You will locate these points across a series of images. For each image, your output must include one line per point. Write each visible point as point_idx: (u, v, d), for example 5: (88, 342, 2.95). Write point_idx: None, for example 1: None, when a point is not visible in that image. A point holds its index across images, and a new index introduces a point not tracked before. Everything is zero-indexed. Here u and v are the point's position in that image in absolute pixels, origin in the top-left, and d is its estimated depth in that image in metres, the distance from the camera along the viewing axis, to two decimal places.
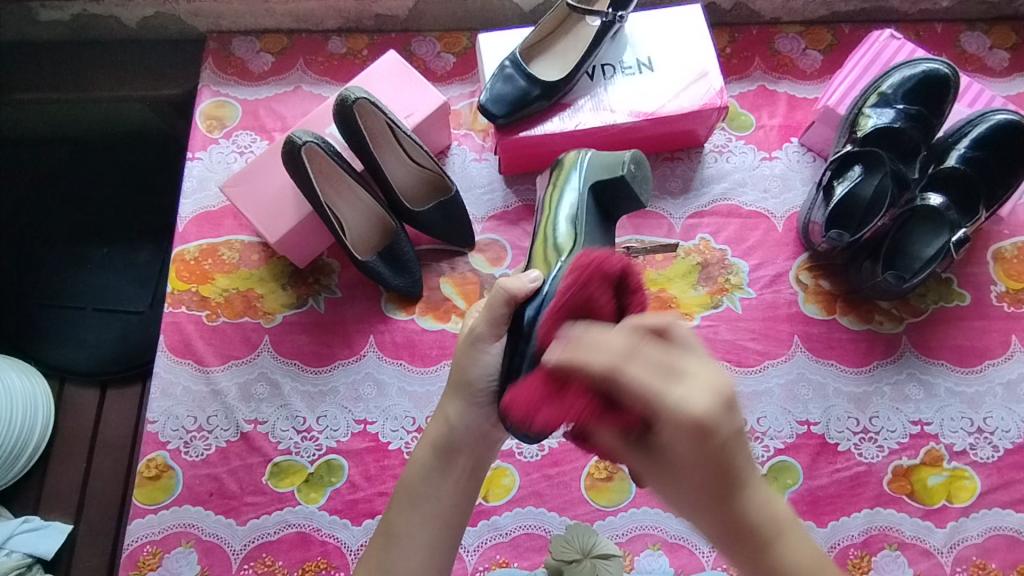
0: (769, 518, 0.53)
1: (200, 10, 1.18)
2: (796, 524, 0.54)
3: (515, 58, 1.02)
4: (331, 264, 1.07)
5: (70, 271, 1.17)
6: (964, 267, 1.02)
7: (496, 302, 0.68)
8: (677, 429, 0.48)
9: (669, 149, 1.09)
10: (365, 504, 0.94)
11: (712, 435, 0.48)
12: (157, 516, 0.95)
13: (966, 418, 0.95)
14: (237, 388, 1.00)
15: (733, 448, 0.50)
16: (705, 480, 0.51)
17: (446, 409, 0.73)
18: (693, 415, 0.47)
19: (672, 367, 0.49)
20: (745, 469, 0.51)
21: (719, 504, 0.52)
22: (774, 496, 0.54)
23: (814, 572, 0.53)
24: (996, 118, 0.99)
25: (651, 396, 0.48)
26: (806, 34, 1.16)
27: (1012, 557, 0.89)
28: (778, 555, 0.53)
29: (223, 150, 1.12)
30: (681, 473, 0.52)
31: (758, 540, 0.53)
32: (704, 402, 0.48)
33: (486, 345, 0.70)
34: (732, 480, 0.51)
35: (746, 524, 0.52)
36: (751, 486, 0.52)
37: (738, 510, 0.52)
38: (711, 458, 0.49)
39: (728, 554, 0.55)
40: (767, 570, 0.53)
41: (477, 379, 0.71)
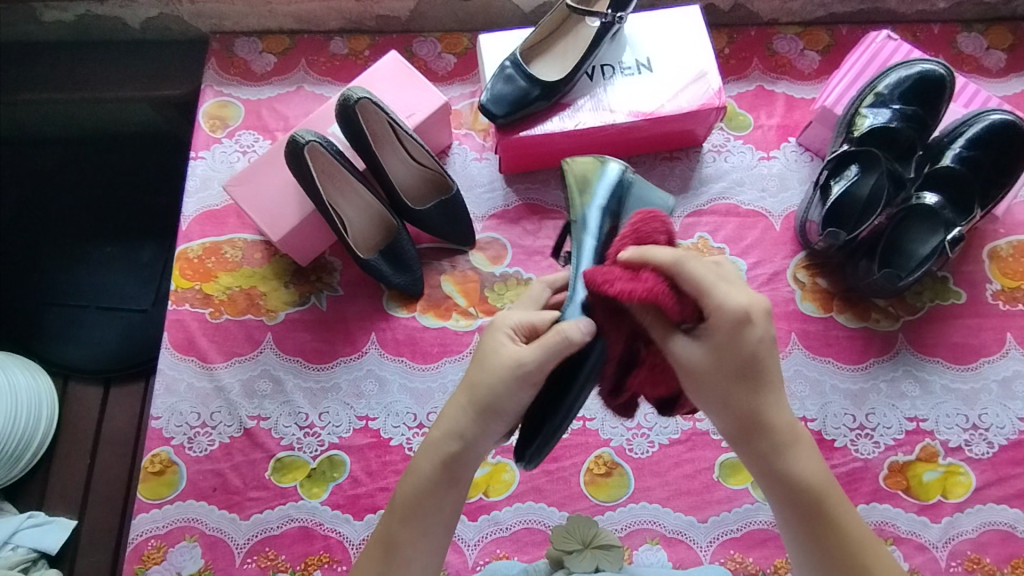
0: (786, 425, 0.63)
1: (204, 11, 1.19)
2: (810, 444, 0.64)
3: (515, 59, 1.03)
4: (333, 262, 1.08)
5: (74, 269, 1.19)
6: (960, 265, 1.03)
7: (553, 349, 0.62)
8: (720, 321, 0.59)
9: (667, 149, 1.10)
10: (367, 499, 0.95)
11: (752, 328, 0.59)
12: (162, 511, 0.96)
13: (962, 414, 0.96)
14: (240, 384, 1.01)
15: (767, 349, 0.60)
16: (736, 373, 0.61)
17: (459, 423, 0.67)
18: (739, 307, 0.58)
19: (723, 273, 0.60)
20: (774, 375, 0.62)
21: (745, 399, 0.62)
22: (790, 408, 0.64)
23: (815, 474, 0.64)
24: (991, 118, 1.00)
25: (705, 283, 0.58)
26: (804, 35, 1.17)
27: (1007, 552, 0.90)
28: (784, 456, 0.63)
29: (227, 149, 1.13)
30: (720, 369, 0.60)
31: (769, 440, 0.63)
32: (752, 300, 0.59)
33: (525, 386, 0.65)
34: (761, 380, 0.62)
35: (761, 421, 0.62)
36: (776, 392, 0.63)
37: (758, 405, 0.62)
38: (747, 349, 0.60)
39: (740, 448, 0.65)
40: (771, 464, 0.63)
41: (506, 410, 0.66)
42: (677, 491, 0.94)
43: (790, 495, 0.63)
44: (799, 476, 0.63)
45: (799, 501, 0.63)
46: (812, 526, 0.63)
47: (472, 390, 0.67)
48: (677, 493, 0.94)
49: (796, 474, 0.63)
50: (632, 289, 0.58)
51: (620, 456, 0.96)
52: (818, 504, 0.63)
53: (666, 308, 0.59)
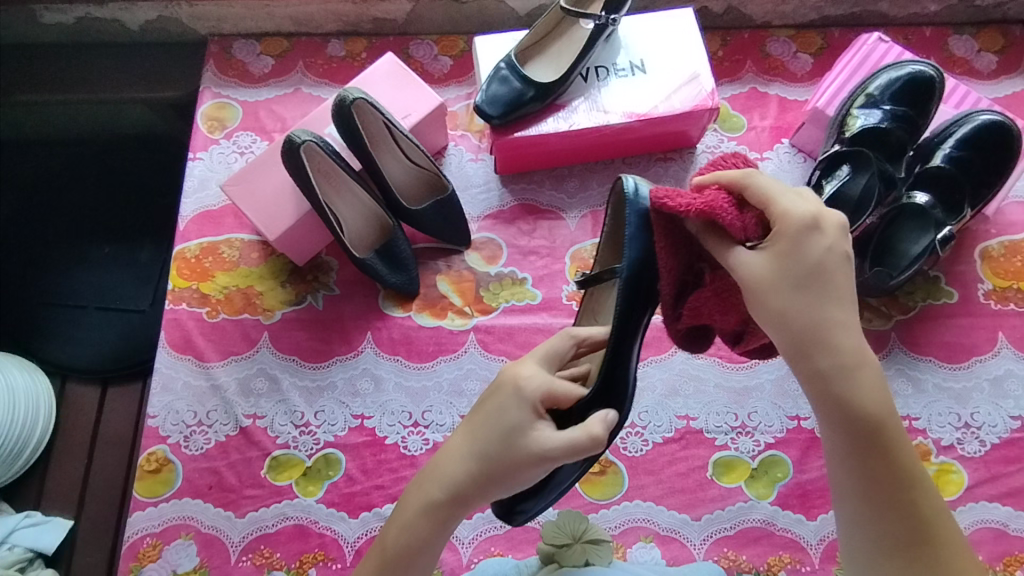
0: (852, 345, 0.61)
1: (202, 13, 1.20)
2: (876, 370, 0.62)
3: (510, 61, 1.04)
4: (330, 262, 1.09)
5: (73, 270, 1.20)
6: (952, 265, 1.04)
7: (581, 447, 0.62)
8: (784, 228, 0.60)
9: (661, 150, 1.11)
10: (362, 497, 0.96)
11: (819, 236, 0.60)
12: (157, 509, 0.96)
13: (954, 413, 0.97)
14: (237, 383, 1.02)
15: (831, 260, 0.61)
16: (798, 283, 0.60)
17: (461, 484, 0.65)
18: (806, 215, 0.61)
19: (799, 194, 0.63)
20: (836, 284, 0.61)
21: (808, 310, 0.60)
22: (857, 332, 0.62)
23: (877, 401, 0.61)
24: (980, 118, 1.00)
25: (769, 193, 0.61)
26: (797, 37, 1.18)
27: (999, 550, 0.90)
28: (843, 377, 0.60)
29: (224, 150, 1.14)
30: (776, 276, 0.60)
31: (834, 362, 0.61)
32: (818, 210, 0.61)
33: (537, 471, 0.64)
34: (823, 290, 0.61)
35: (828, 338, 0.61)
36: (839, 316, 0.61)
37: (822, 319, 0.60)
38: (811, 254, 0.60)
39: (795, 365, 0.62)
40: (828, 387, 0.61)
41: (510, 486, 0.64)
42: (671, 489, 0.95)
43: (844, 424, 0.61)
44: (860, 402, 0.60)
45: (855, 427, 0.61)
46: (866, 461, 0.61)
47: (483, 457, 0.64)
48: (671, 491, 0.95)
49: (858, 399, 0.60)
50: (693, 202, 0.62)
51: (614, 455, 0.97)
52: (874, 428, 0.60)
53: (725, 223, 0.62)
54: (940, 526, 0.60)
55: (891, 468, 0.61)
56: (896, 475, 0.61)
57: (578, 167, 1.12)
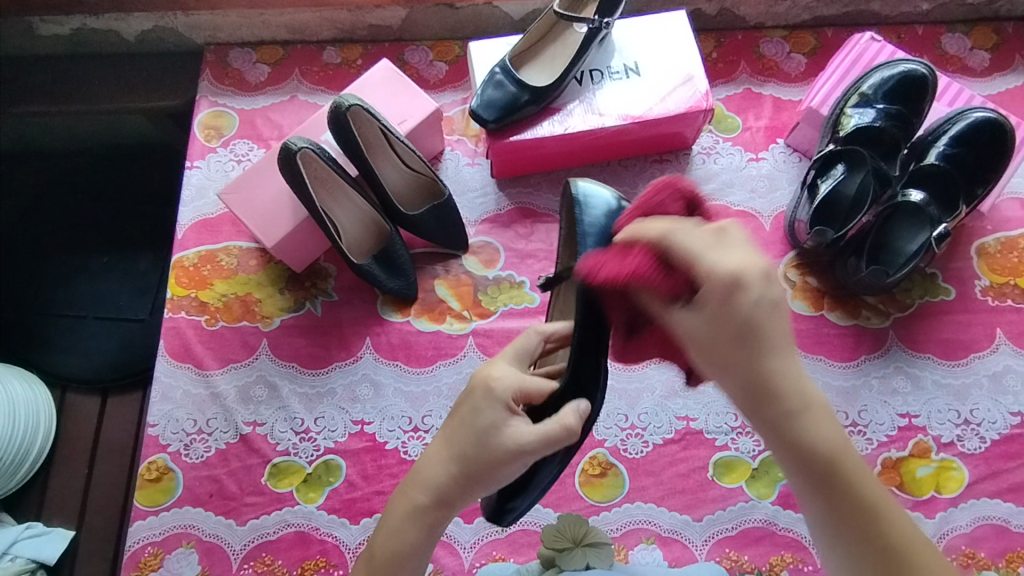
0: (794, 386, 0.58)
1: (198, 23, 1.20)
2: (826, 410, 0.59)
3: (505, 65, 1.05)
4: (328, 268, 1.09)
5: (73, 280, 1.20)
6: (949, 262, 1.04)
7: (556, 439, 0.63)
8: (712, 286, 0.57)
9: (657, 152, 1.12)
10: (363, 502, 0.96)
11: (746, 291, 0.57)
12: (158, 518, 0.96)
13: (953, 409, 0.97)
14: (236, 390, 1.02)
15: (767, 311, 0.58)
16: (735, 339, 0.58)
17: (444, 487, 0.64)
18: (730, 270, 0.57)
19: (725, 239, 0.59)
20: (770, 332, 0.58)
21: (746, 364, 0.58)
22: (799, 370, 0.59)
23: (830, 439, 0.58)
24: (974, 116, 1.01)
25: (693, 253, 0.58)
26: (790, 37, 1.18)
27: (1002, 546, 0.90)
28: (794, 422, 0.58)
29: (221, 159, 1.14)
30: (707, 330, 0.59)
31: (781, 405, 0.58)
32: (742, 263, 0.58)
33: (518, 467, 0.63)
34: (756, 342, 0.58)
35: (772, 384, 0.58)
36: (779, 352, 0.58)
37: (764, 371, 0.58)
38: (736, 313, 0.57)
39: (748, 413, 0.60)
40: (783, 434, 0.58)
41: (492, 485, 0.64)
42: (672, 490, 0.95)
43: (801, 465, 0.58)
44: (812, 442, 0.57)
45: (807, 467, 0.58)
46: (827, 497, 0.58)
47: (463, 458, 0.64)
48: (672, 493, 0.95)
49: (808, 442, 0.57)
50: (619, 270, 0.61)
51: (615, 457, 0.97)
52: (830, 469, 0.57)
53: (651, 286, 0.60)
54: (916, 551, 0.56)
55: (853, 502, 0.57)
56: (857, 506, 0.57)
57: (574, 170, 1.13)
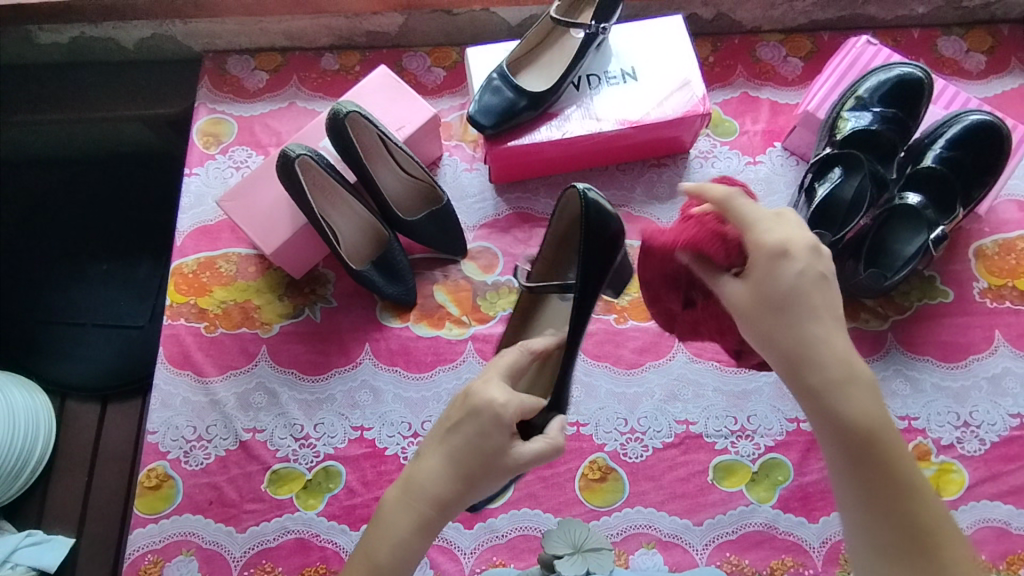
0: (836, 359, 0.59)
1: (196, 30, 1.21)
2: (871, 387, 0.59)
3: (502, 71, 1.05)
4: (327, 274, 1.09)
5: (72, 288, 1.20)
6: (947, 264, 1.04)
7: (544, 453, 0.67)
8: (759, 253, 0.61)
9: (655, 156, 1.12)
10: (363, 509, 0.96)
11: (791, 260, 0.60)
12: (158, 525, 0.96)
13: (952, 412, 0.97)
14: (236, 397, 1.02)
15: (810, 282, 0.60)
16: (773, 307, 0.60)
17: (441, 491, 0.65)
18: (780, 238, 0.61)
19: (783, 221, 0.63)
20: (813, 300, 0.60)
21: (788, 328, 0.60)
22: (845, 343, 0.60)
23: (872, 417, 0.58)
24: (969, 119, 1.01)
25: (747, 224, 0.63)
26: (786, 42, 1.19)
27: (1002, 549, 0.90)
28: (833, 394, 0.58)
29: (220, 166, 1.15)
30: (755, 297, 0.62)
31: (820, 376, 0.58)
32: (789, 236, 0.61)
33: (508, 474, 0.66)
34: (799, 308, 0.60)
35: (811, 351, 0.59)
36: (821, 321, 0.59)
37: (808, 337, 0.59)
38: (778, 278, 0.60)
39: (789, 381, 0.61)
40: (821, 404, 0.59)
41: (483, 490, 0.67)
42: (671, 494, 0.95)
43: (838, 439, 0.58)
44: (849, 414, 0.58)
45: (841, 438, 0.58)
46: (858, 470, 0.58)
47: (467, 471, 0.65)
48: (672, 497, 0.95)
49: (848, 416, 0.57)
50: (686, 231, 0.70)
51: (614, 461, 0.97)
52: (869, 447, 0.57)
53: (711, 252, 0.68)
54: (939, 532, 0.56)
55: (892, 484, 0.57)
56: (886, 483, 0.57)
57: (572, 175, 1.13)
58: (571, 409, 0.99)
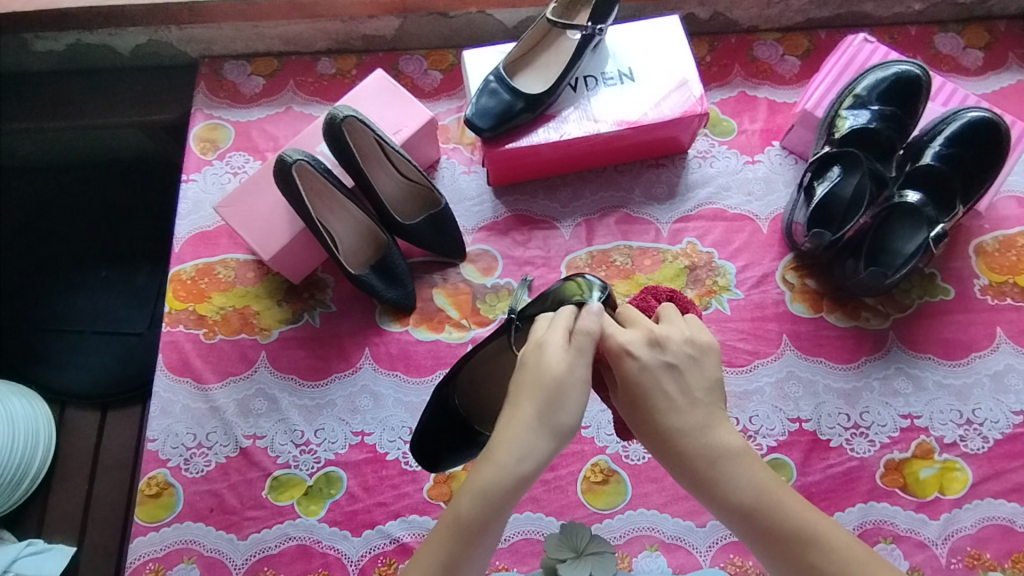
0: (704, 441, 0.62)
1: (192, 36, 1.20)
2: (746, 459, 0.62)
3: (499, 74, 1.04)
4: (325, 279, 1.09)
5: (71, 295, 1.20)
6: (947, 262, 1.04)
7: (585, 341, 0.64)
8: (612, 359, 0.65)
9: (654, 156, 1.12)
10: (364, 514, 0.95)
11: (632, 360, 0.64)
12: (159, 534, 0.96)
13: (955, 410, 0.96)
14: (236, 404, 1.02)
15: (658, 377, 0.63)
16: (634, 409, 0.64)
17: (529, 423, 0.61)
18: (620, 343, 0.64)
19: (633, 320, 0.67)
20: (663, 394, 0.63)
21: (653, 426, 0.63)
22: (708, 426, 0.63)
23: (752, 487, 0.61)
24: (968, 115, 1.00)
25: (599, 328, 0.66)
26: (783, 40, 1.19)
27: (1007, 547, 0.90)
28: (711, 475, 0.61)
29: (217, 171, 1.14)
30: (626, 399, 0.65)
31: (693, 464, 0.62)
32: (636, 338, 0.64)
33: (574, 386, 0.62)
34: (654, 407, 0.63)
35: (675, 442, 0.62)
36: (678, 410, 0.63)
37: (670, 431, 0.62)
38: (631, 379, 0.64)
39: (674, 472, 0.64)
40: (705, 489, 0.62)
41: (568, 414, 0.61)
42: (675, 496, 0.94)
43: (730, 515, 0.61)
44: (732, 493, 0.61)
45: (733, 516, 0.61)
46: (760, 542, 0.60)
47: (530, 406, 0.61)
48: (675, 498, 0.94)
49: (730, 493, 0.61)
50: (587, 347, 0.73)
51: (617, 463, 0.96)
52: (756, 516, 0.60)
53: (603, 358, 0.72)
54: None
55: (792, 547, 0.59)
56: (788, 544, 0.59)
57: (570, 176, 1.12)
58: None
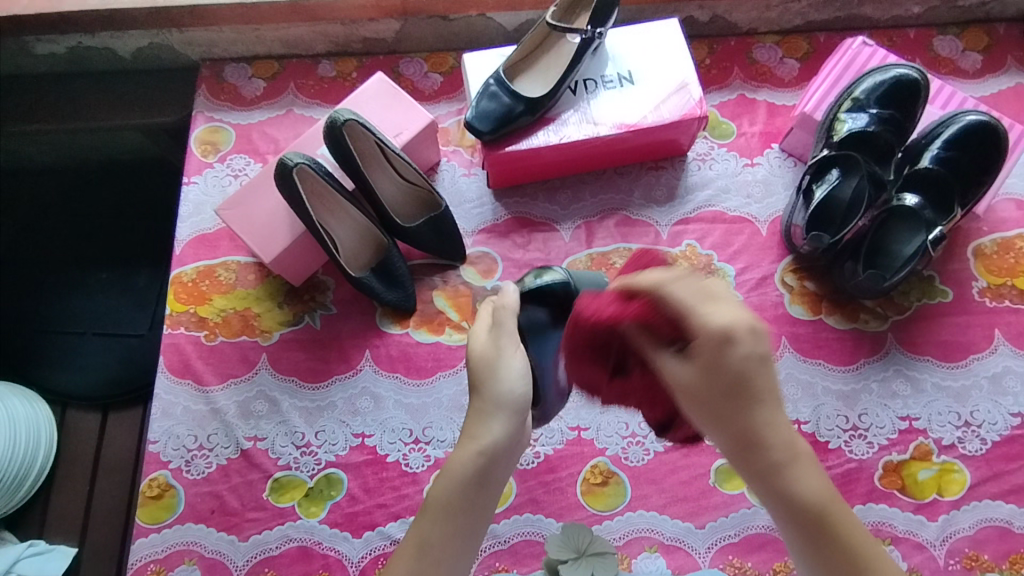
0: (779, 436, 0.59)
1: (193, 39, 1.21)
2: (812, 461, 0.60)
3: (499, 77, 1.05)
4: (326, 281, 1.09)
5: (71, 296, 1.21)
6: (946, 264, 1.04)
7: (501, 315, 0.70)
8: (704, 342, 0.57)
9: (653, 158, 1.12)
10: (365, 516, 0.96)
11: (735, 346, 0.57)
12: (160, 535, 0.96)
13: (953, 412, 0.97)
14: (237, 406, 1.02)
15: (754, 365, 0.57)
16: (724, 396, 0.58)
17: (479, 412, 0.65)
18: (723, 328, 0.56)
19: (715, 294, 0.58)
20: (762, 384, 0.58)
21: (735, 416, 0.58)
22: (787, 422, 0.60)
23: (817, 489, 0.58)
24: (966, 119, 1.01)
25: (688, 304, 0.57)
26: (782, 43, 1.19)
27: (1005, 548, 0.90)
28: (781, 474, 0.59)
29: (218, 174, 1.15)
30: (705, 385, 0.58)
31: (765, 457, 0.59)
32: (734, 317, 0.57)
33: (505, 354, 0.67)
34: (748, 394, 0.58)
35: (759, 434, 0.58)
36: (765, 402, 0.59)
37: (750, 423, 0.58)
38: (726, 365, 0.57)
39: (738, 461, 0.61)
40: (773, 482, 0.59)
41: (510, 391, 0.65)
42: (674, 498, 0.95)
43: (791, 516, 0.59)
44: (800, 493, 0.58)
45: (796, 519, 0.58)
46: (817, 546, 0.58)
47: (477, 394, 0.66)
48: (674, 500, 0.95)
49: (796, 493, 0.58)
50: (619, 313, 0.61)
51: (616, 465, 0.96)
52: (820, 521, 0.58)
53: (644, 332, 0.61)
54: None
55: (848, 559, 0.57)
56: (846, 554, 0.57)
57: (570, 178, 1.13)
58: (572, 413, 0.99)
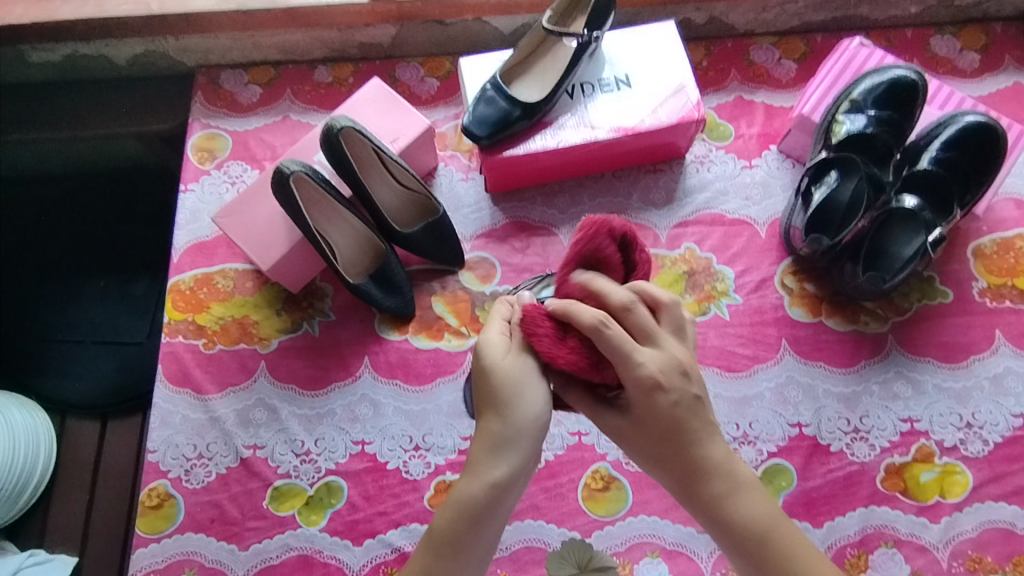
0: (719, 471, 0.62)
1: (189, 46, 1.20)
2: (753, 486, 0.63)
3: (496, 81, 1.04)
4: (324, 288, 1.09)
5: (69, 305, 1.20)
6: (945, 264, 1.04)
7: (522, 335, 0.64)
8: (636, 387, 0.59)
9: (651, 161, 1.12)
10: (365, 524, 0.95)
11: (665, 394, 0.59)
12: (160, 546, 0.96)
13: (955, 413, 0.96)
14: (236, 414, 1.02)
15: (688, 409, 0.61)
16: (661, 437, 0.61)
17: (489, 445, 0.62)
18: (651, 374, 0.59)
19: (649, 335, 0.60)
20: (696, 426, 0.61)
21: (677, 455, 0.61)
22: (726, 453, 0.63)
23: (758, 515, 0.62)
24: (965, 119, 1.00)
25: (625, 350, 0.58)
26: (780, 44, 1.19)
27: (1008, 550, 0.90)
28: (724, 504, 0.62)
29: (215, 181, 1.14)
30: (652, 430, 0.61)
31: (710, 490, 0.62)
32: (665, 364, 0.59)
33: (532, 384, 0.62)
34: (684, 436, 0.61)
35: (702, 468, 0.61)
36: (702, 442, 0.62)
37: (694, 461, 0.61)
38: (660, 412, 0.60)
39: (683, 495, 0.64)
40: (713, 512, 0.62)
41: (528, 423, 0.62)
42: (675, 502, 0.94)
43: (737, 543, 0.62)
44: (744, 521, 0.61)
45: (744, 545, 0.61)
46: (761, 571, 0.61)
47: (493, 414, 0.63)
48: (675, 505, 0.94)
49: (738, 521, 0.61)
50: (552, 350, 0.60)
51: (617, 470, 0.96)
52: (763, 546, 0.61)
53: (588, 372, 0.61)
54: None
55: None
56: None
57: (568, 182, 1.13)
58: (572, 418, 0.98)
